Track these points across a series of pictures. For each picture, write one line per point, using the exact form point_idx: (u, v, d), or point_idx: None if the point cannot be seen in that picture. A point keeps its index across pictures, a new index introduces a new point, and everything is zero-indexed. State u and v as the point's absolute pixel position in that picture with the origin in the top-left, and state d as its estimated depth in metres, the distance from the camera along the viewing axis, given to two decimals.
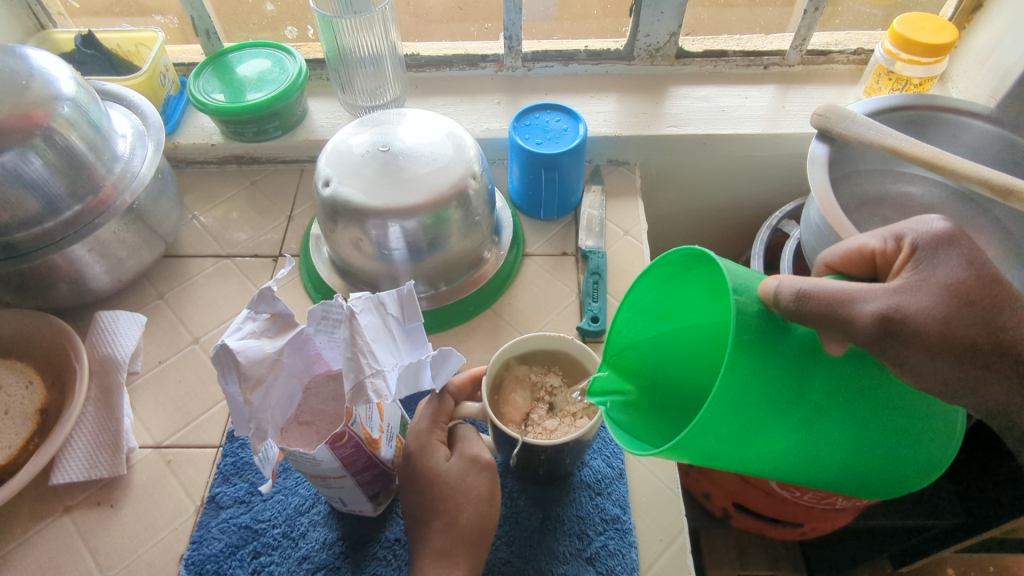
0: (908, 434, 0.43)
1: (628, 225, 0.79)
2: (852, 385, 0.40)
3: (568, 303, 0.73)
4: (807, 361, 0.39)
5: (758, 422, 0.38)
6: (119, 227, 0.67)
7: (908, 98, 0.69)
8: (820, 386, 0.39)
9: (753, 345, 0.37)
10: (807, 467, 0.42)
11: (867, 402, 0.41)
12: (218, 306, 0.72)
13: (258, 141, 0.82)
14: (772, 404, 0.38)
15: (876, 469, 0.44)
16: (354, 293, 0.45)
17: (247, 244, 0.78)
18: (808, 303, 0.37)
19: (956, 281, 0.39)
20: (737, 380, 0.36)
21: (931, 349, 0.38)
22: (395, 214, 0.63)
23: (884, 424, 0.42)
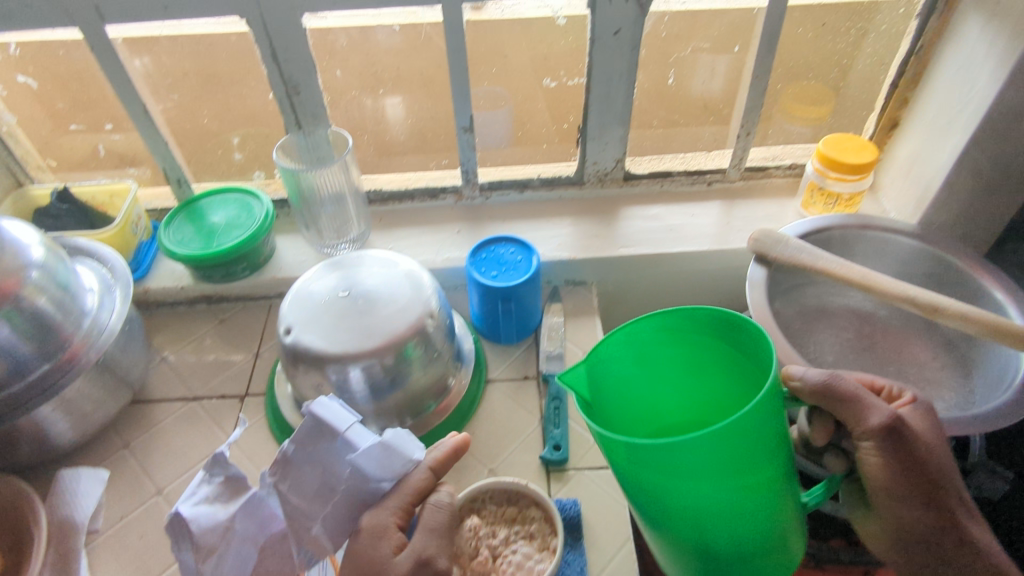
0: (771, 546, 0.54)
1: (586, 345, 0.81)
2: (779, 489, 0.51)
3: (531, 430, 0.74)
4: (780, 444, 0.50)
5: (738, 473, 0.47)
6: (85, 383, 0.69)
7: (835, 219, 0.74)
8: (774, 469, 0.49)
9: (772, 407, 0.48)
10: (709, 545, 0.51)
11: (775, 509, 0.52)
12: (183, 453, 0.72)
13: (227, 282, 0.85)
14: (751, 465, 0.47)
15: (742, 565, 0.54)
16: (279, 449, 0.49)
17: (214, 384, 0.79)
18: (838, 384, 0.51)
19: (937, 427, 0.55)
20: (752, 419, 0.45)
21: (907, 468, 0.52)
22: (354, 359, 0.65)
23: (776, 523, 0.53)
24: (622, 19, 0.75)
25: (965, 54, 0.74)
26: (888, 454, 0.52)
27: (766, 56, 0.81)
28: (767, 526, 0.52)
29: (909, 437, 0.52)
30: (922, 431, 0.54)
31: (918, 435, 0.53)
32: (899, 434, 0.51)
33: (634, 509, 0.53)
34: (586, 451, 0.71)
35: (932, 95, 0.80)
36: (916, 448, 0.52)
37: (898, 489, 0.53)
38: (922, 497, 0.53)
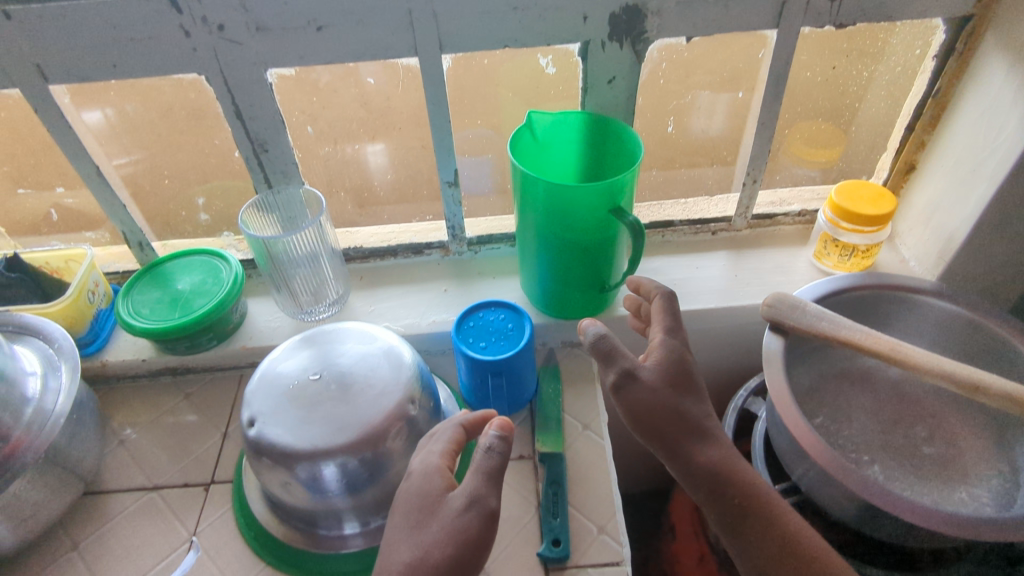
0: (588, 278, 0.73)
1: (587, 417, 0.74)
2: (590, 263, 0.71)
3: (527, 520, 0.66)
4: (600, 228, 0.67)
5: (585, 224, 0.67)
6: (24, 483, 0.62)
7: (854, 279, 0.68)
8: (594, 235, 0.68)
9: (610, 213, 0.66)
10: (552, 237, 0.69)
11: (586, 266, 0.72)
12: (138, 553, 0.65)
13: (191, 354, 0.77)
14: (594, 221, 0.67)
15: (568, 275, 0.73)
16: None
17: (176, 470, 0.72)
18: (603, 338, 0.55)
19: (677, 373, 0.55)
20: (597, 204, 0.65)
21: (639, 418, 0.54)
22: (326, 455, 0.58)
23: (592, 264, 0.71)
24: (617, 66, 0.70)
25: (990, 95, 0.68)
26: (643, 418, 0.53)
27: (773, 102, 0.75)
28: (600, 251, 0.70)
29: (641, 397, 0.53)
30: (671, 402, 0.54)
31: (675, 412, 0.54)
32: (631, 393, 0.54)
33: (522, 196, 0.68)
34: (588, 545, 0.64)
35: (953, 139, 0.74)
36: (667, 412, 0.53)
37: (701, 468, 0.52)
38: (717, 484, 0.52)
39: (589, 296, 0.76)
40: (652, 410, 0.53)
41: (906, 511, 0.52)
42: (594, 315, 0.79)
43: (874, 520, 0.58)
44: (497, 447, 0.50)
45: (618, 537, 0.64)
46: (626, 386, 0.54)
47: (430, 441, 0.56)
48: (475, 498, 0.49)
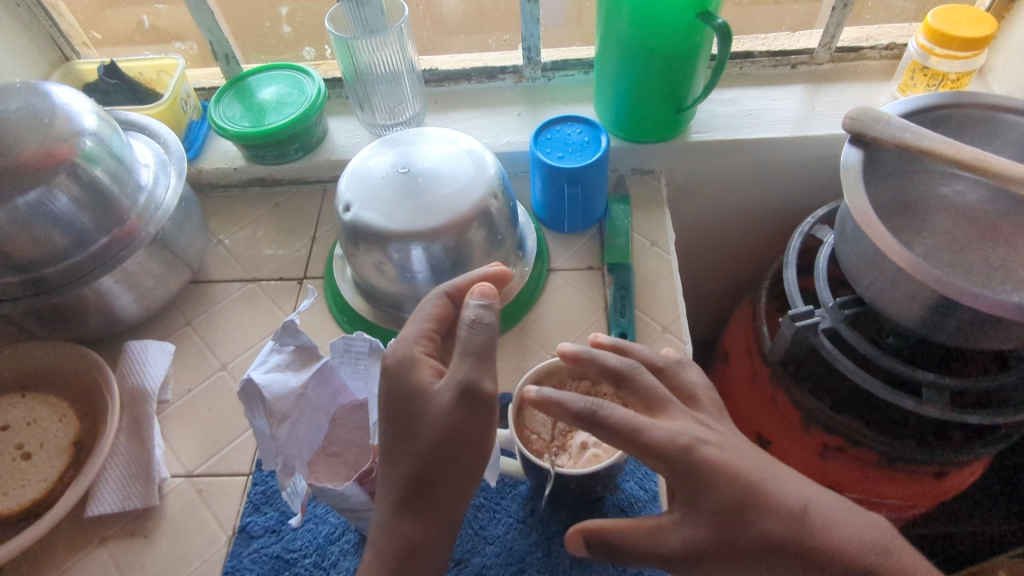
0: (667, 98, 0.73)
1: (654, 236, 0.77)
2: (670, 80, 0.71)
3: (596, 320, 0.71)
4: (684, 38, 0.66)
5: (670, 33, 0.66)
6: (144, 257, 0.67)
7: (944, 96, 0.66)
8: (678, 46, 0.67)
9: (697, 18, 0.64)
10: (634, 50, 0.69)
11: (666, 84, 0.71)
12: (244, 332, 0.73)
13: (279, 164, 0.82)
14: (680, 28, 0.65)
15: (647, 94, 0.73)
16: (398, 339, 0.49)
17: (272, 267, 0.78)
18: (584, 364, 0.51)
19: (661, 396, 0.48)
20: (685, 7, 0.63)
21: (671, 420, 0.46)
22: (417, 237, 0.62)
23: (672, 81, 0.71)
24: None
25: None
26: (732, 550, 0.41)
27: None
28: (682, 67, 0.69)
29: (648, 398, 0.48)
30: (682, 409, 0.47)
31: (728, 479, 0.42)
32: (626, 386, 0.49)
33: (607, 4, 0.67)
34: (653, 341, 0.69)
35: None
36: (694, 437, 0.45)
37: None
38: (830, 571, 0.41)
39: (666, 120, 0.76)
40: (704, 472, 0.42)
41: (974, 300, 0.55)
42: (664, 141, 0.79)
43: (937, 320, 0.60)
44: (486, 318, 0.46)
45: (681, 336, 0.69)
46: (675, 492, 0.43)
47: (416, 318, 0.49)
48: (467, 385, 0.44)
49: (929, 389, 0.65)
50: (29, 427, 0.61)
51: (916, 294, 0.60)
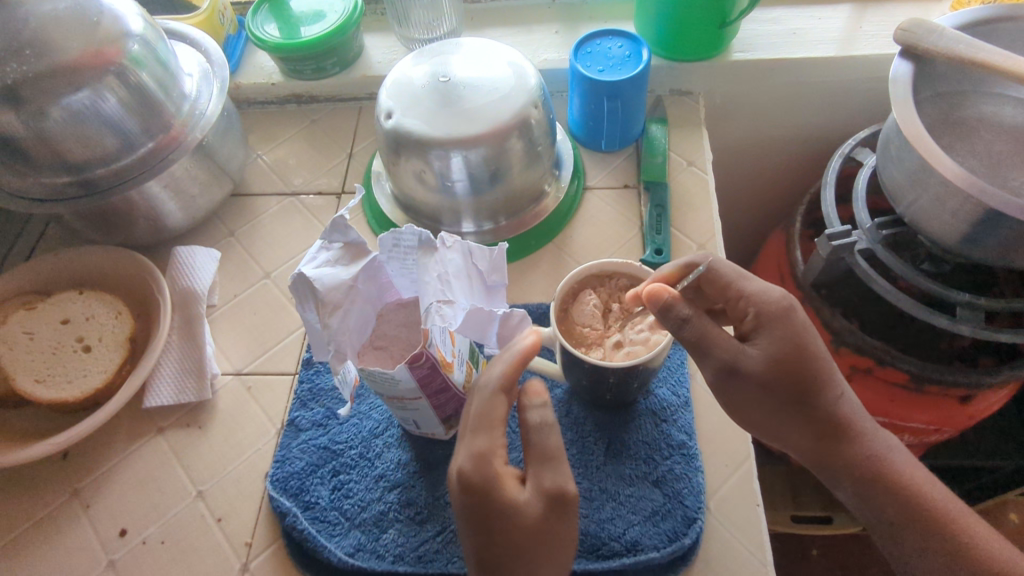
0: (710, 14, 0.71)
1: (692, 156, 0.77)
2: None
3: (631, 237, 0.72)
4: None
5: None
6: (190, 163, 0.68)
7: (1001, 8, 0.64)
8: None
9: None
10: None
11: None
12: (286, 242, 0.74)
13: (317, 79, 0.83)
14: None
15: (689, 9, 0.71)
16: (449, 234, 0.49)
17: (311, 182, 0.79)
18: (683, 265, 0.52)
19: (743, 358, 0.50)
20: None
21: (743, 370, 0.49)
22: (458, 145, 0.63)
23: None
24: None
25: None
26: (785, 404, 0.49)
27: None
28: None
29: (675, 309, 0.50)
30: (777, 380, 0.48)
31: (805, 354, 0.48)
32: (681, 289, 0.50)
33: None
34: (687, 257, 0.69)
35: None
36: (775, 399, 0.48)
37: (789, 421, 0.50)
38: (846, 441, 0.50)
39: (706, 38, 0.74)
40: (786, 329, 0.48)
41: (1017, 211, 0.55)
42: (705, 60, 0.78)
43: (979, 235, 0.60)
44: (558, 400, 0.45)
45: (716, 253, 0.69)
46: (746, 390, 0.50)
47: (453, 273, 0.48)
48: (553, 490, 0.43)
49: (964, 308, 0.65)
50: (87, 322, 0.64)
51: (959, 209, 0.60)
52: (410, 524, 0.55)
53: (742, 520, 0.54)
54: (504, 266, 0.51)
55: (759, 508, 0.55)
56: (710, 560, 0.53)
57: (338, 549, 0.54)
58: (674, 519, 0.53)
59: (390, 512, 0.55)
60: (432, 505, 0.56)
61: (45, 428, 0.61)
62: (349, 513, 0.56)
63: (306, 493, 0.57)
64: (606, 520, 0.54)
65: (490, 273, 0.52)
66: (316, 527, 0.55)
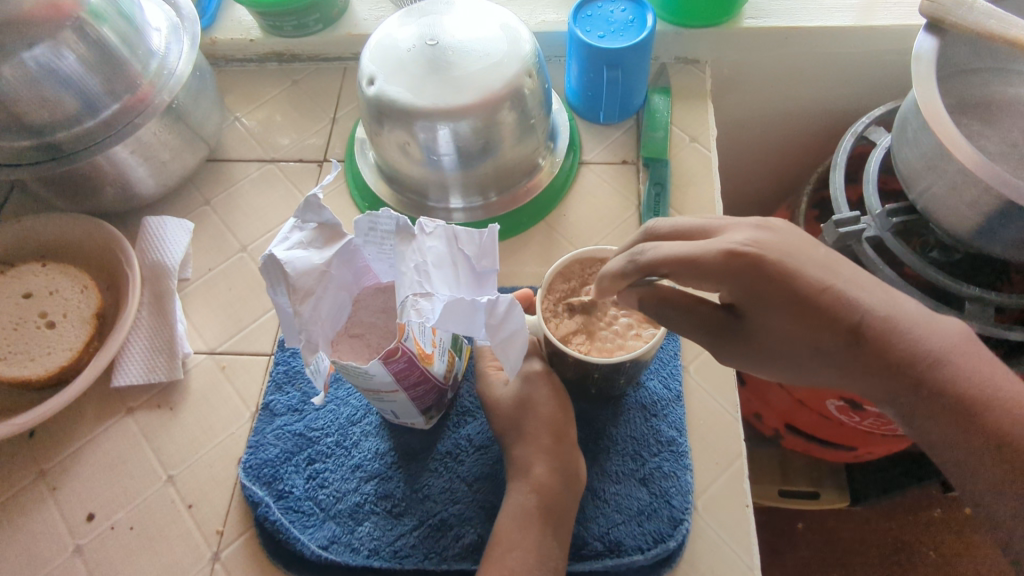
0: None
1: (695, 131, 0.72)
2: None
3: (627, 217, 0.68)
4: None
5: None
6: (159, 128, 0.63)
7: None
8: None
9: None
10: None
11: None
12: (264, 213, 0.70)
13: (298, 36, 0.77)
14: None
15: None
16: (427, 217, 0.45)
17: (292, 148, 0.75)
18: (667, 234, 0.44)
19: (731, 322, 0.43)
20: None
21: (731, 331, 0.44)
22: (444, 116, 0.58)
23: None
24: None
25: None
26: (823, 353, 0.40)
27: None
28: None
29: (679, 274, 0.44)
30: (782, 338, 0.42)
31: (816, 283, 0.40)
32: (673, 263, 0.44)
33: None
34: None
35: None
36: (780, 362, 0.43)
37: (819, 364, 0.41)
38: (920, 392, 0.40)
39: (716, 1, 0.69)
40: (767, 274, 0.40)
41: None
42: (713, 27, 0.72)
43: (995, 229, 0.57)
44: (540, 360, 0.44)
45: None
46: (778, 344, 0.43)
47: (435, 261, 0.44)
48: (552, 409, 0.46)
49: (973, 303, 0.62)
50: (51, 297, 0.61)
51: (978, 200, 0.56)
52: (387, 517, 0.53)
53: (730, 520, 0.52)
54: (496, 249, 0.45)
55: (749, 509, 0.53)
56: (696, 561, 0.51)
57: (312, 542, 0.52)
58: (659, 520, 0.52)
59: (366, 505, 0.53)
60: (409, 497, 0.54)
61: (9, 407, 0.58)
62: (324, 504, 0.54)
63: (280, 482, 0.55)
64: (590, 519, 0.52)
65: (478, 259, 0.45)
66: (290, 518, 0.53)
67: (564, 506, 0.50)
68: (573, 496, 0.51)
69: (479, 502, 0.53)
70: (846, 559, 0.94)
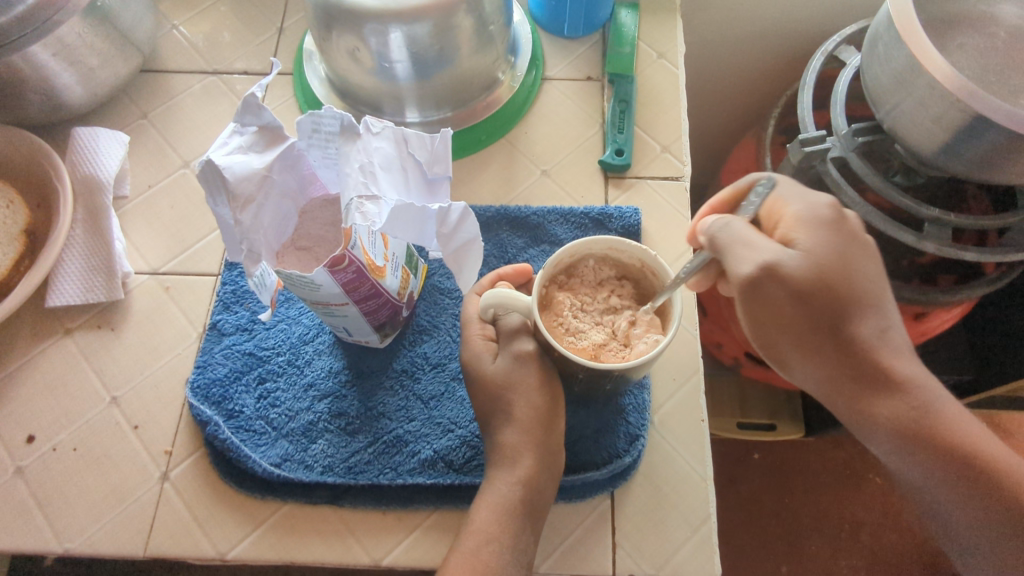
0: None
1: (662, 47, 0.69)
2: None
3: (590, 135, 0.65)
4: None
5: None
6: (84, 29, 0.58)
7: None
8: None
9: None
10: None
11: None
12: (208, 128, 0.66)
13: None
14: None
15: None
16: (372, 116, 0.42)
17: (236, 58, 0.70)
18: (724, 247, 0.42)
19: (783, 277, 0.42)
20: None
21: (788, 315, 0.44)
22: (396, 18, 0.54)
23: None
24: None
25: None
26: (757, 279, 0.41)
27: None
28: None
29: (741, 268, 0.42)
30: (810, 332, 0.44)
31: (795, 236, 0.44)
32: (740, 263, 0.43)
33: None
34: (650, 160, 0.64)
35: None
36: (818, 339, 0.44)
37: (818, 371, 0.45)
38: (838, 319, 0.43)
39: None
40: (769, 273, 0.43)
41: (1005, 119, 0.51)
42: None
43: (959, 146, 0.56)
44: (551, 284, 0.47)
45: (680, 157, 0.64)
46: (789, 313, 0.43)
47: (378, 163, 0.41)
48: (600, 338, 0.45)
49: (933, 225, 0.62)
50: None
51: (944, 116, 0.55)
52: (341, 434, 0.52)
53: (685, 434, 0.53)
54: (448, 156, 0.44)
55: (704, 423, 0.53)
56: (652, 473, 0.52)
57: (264, 460, 0.51)
58: (616, 435, 0.52)
59: (320, 423, 0.52)
60: (365, 415, 0.53)
61: None
62: (276, 423, 0.53)
63: (230, 402, 0.53)
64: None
65: (429, 165, 0.44)
66: (241, 437, 0.52)
67: (531, 462, 0.47)
68: (546, 456, 0.48)
69: (435, 419, 0.52)
70: (795, 478, 0.98)
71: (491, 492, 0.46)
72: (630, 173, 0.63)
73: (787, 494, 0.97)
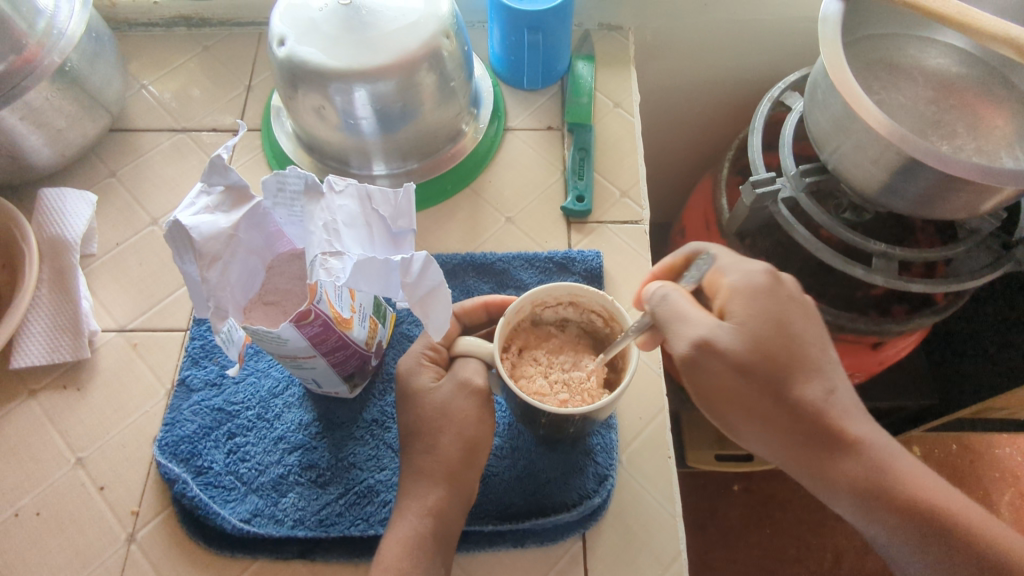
0: None
1: (618, 97, 0.73)
2: None
3: (552, 182, 0.68)
4: None
5: None
6: (51, 92, 0.59)
7: None
8: None
9: None
10: None
11: None
12: (176, 184, 0.67)
13: None
14: None
15: None
16: (336, 175, 0.44)
17: (205, 116, 0.71)
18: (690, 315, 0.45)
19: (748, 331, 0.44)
20: None
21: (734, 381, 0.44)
22: (360, 77, 0.57)
23: None
24: None
25: None
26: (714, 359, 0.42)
27: None
28: None
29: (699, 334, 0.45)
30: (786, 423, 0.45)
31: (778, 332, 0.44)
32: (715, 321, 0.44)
33: None
34: (610, 206, 0.66)
35: None
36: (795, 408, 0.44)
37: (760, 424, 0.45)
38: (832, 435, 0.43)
39: None
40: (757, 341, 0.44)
41: (936, 162, 0.55)
42: None
43: (897, 185, 0.60)
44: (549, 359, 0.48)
45: (639, 201, 0.67)
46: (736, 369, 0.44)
47: (332, 218, 0.43)
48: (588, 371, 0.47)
49: (881, 259, 0.65)
50: None
51: (882, 158, 0.59)
52: (311, 487, 0.52)
53: (654, 471, 0.54)
54: (411, 210, 0.45)
55: (671, 461, 0.54)
56: (622, 512, 0.52)
57: (233, 516, 0.50)
58: (585, 476, 0.52)
59: (290, 476, 0.52)
60: (335, 466, 0.53)
61: None
62: (246, 478, 0.52)
63: (198, 458, 0.53)
64: (489, 474, 0.53)
65: (394, 219, 0.45)
66: (209, 493, 0.52)
67: None
68: None
69: None
70: (776, 513, 0.99)
71: (403, 527, 0.47)
72: (590, 218, 0.65)
73: (767, 526, 0.98)
